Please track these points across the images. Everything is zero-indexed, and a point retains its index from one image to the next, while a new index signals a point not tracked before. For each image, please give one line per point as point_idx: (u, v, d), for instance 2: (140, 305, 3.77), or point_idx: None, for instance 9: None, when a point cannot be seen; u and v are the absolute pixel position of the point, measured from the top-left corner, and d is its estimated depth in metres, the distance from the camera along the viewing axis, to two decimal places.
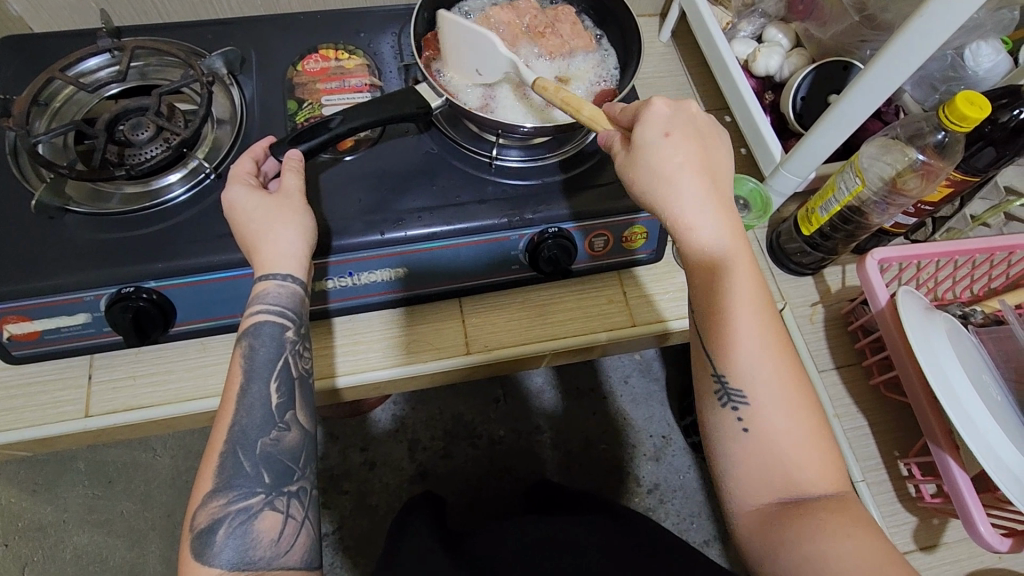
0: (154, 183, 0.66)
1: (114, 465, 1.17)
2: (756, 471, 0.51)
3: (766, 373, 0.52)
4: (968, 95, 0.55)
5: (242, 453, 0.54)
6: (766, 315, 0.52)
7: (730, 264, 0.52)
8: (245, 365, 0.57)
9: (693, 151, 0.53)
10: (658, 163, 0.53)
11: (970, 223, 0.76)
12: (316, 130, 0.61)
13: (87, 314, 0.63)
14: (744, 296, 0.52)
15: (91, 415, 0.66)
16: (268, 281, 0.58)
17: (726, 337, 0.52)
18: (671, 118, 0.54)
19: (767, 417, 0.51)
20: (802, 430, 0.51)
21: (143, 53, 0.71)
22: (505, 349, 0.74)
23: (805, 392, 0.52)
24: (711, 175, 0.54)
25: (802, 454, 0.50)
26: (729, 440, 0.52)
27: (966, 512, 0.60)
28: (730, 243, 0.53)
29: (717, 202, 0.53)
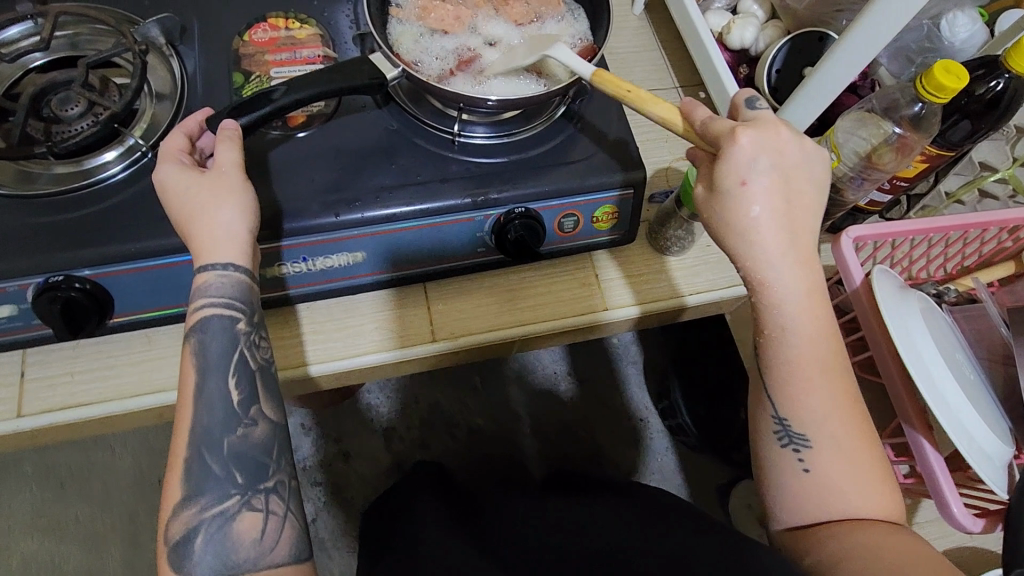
0: (86, 162, 0.61)
1: (65, 467, 1.12)
2: (811, 503, 0.53)
3: (829, 416, 0.53)
4: (946, 64, 0.52)
5: (208, 455, 0.51)
6: (830, 359, 0.53)
7: (799, 314, 0.52)
8: (196, 362, 0.53)
9: (776, 200, 0.50)
10: (736, 214, 0.51)
11: (946, 200, 0.76)
12: (257, 102, 0.55)
13: (13, 307, 0.58)
14: (810, 343, 0.53)
15: (23, 415, 0.61)
16: (208, 271, 0.54)
17: (791, 381, 0.53)
18: (757, 159, 0.50)
19: (826, 456, 0.53)
20: (861, 468, 0.53)
21: (70, 21, 0.65)
22: (473, 336, 0.71)
23: (863, 432, 0.54)
24: (792, 223, 0.51)
25: (858, 488, 0.53)
26: (784, 473, 0.55)
27: (939, 493, 0.59)
28: (802, 294, 0.52)
29: (797, 253, 0.52)
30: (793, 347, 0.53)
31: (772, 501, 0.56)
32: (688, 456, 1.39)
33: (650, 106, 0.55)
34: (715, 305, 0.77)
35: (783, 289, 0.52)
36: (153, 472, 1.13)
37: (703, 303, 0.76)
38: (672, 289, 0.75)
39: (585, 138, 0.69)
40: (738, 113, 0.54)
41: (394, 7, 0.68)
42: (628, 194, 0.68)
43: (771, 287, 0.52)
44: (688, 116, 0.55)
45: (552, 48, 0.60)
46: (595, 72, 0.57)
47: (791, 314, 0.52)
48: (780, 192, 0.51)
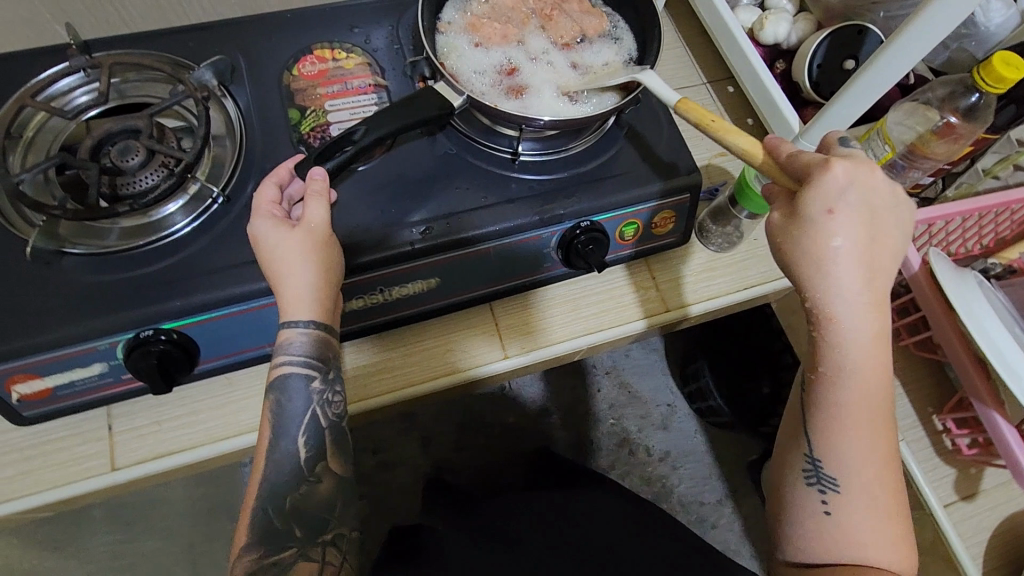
0: (154, 214, 0.60)
1: (130, 506, 1.11)
2: (831, 552, 0.49)
3: (866, 466, 0.49)
4: (1004, 55, 0.54)
5: (272, 511, 0.53)
6: (884, 411, 0.48)
7: (861, 359, 0.47)
8: (273, 420, 0.54)
9: (860, 238, 0.46)
10: (816, 243, 0.46)
11: (982, 176, 0.77)
12: (341, 144, 0.57)
13: (103, 364, 0.58)
14: (866, 391, 0.47)
15: (117, 468, 0.62)
16: (290, 329, 0.54)
17: (835, 426, 0.48)
18: (850, 190, 0.45)
19: (857, 508, 0.49)
20: (890, 526, 0.49)
21: (120, 69, 0.65)
22: (545, 349, 0.73)
23: (898, 489, 0.49)
24: (870, 265, 0.46)
25: (881, 546, 0.48)
26: (805, 514, 0.51)
27: (1015, 462, 0.62)
28: (870, 340, 0.47)
29: (871, 296, 0.46)
30: (847, 393, 0.47)
31: (787, 538, 0.52)
32: (718, 436, 1.41)
33: (730, 136, 0.52)
34: (717, 311, 0.77)
35: (850, 331, 0.46)
36: (208, 503, 1.13)
37: (704, 312, 0.76)
38: (726, 285, 0.77)
39: (635, 147, 0.70)
40: (828, 150, 0.51)
41: (442, 23, 0.68)
42: (685, 197, 0.70)
43: (837, 326, 0.46)
44: (769, 152, 0.51)
45: (642, 73, 0.62)
46: (680, 101, 0.56)
47: (852, 358, 0.47)
48: (864, 229, 0.46)
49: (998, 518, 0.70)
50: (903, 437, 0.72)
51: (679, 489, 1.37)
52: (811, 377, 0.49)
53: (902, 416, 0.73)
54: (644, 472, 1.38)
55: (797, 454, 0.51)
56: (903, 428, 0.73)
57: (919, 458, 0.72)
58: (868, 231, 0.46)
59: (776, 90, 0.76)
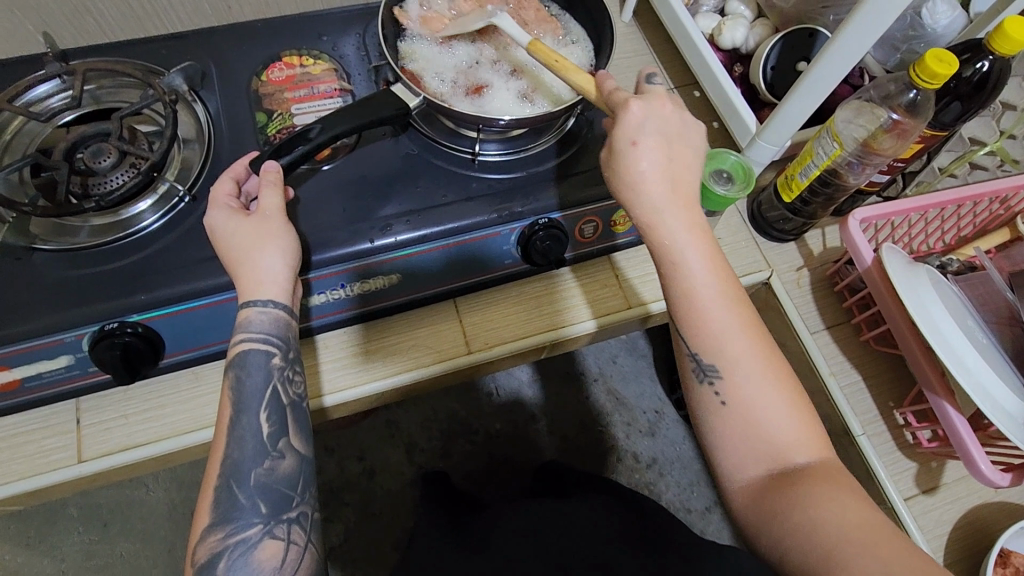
0: (123, 212, 0.62)
1: (108, 507, 1.13)
2: (744, 446, 0.51)
3: (739, 348, 0.52)
4: (937, 52, 0.56)
5: (236, 486, 0.52)
6: (732, 294, 0.53)
7: (692, 252, 0.52)
8: (233, 398, 0.55)
9: (659, 156, 0.52)
10: (625, 169, 0.52)
11: (939, 175, 0.80)
12: (295, 142, 0.60)
13: (70, 357, 0.60)
14: (709, 279, 0.52)
15: (84, 460, 0.63)
16: (250, 308, 0.56)
17: (699, 322, 0.52)
18: (644, 122, 0.52)
19: (748, 389, 0.51)
20: (779, 398, 0.51)
21: (95, 76, 0.68)
22: (507, 346, 0.74)
23: (774, 359, 0.53)
24: (673, 172, 0.53)
25: (780, 418, 0.51)
26: (710, 415, 0.53)
27: (966, 452, 0.64)
28: (693, 237, 0.52)
29: (680, 197, 0.53)
30: (692, 288, 0.52)
31: (714, 454, 0.53)
32: None
33: (570, 76, 0.58)
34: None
35: (672, 230, 0.52)
36: (190, 505, 1.14)
37: (668, 309, 0.78)
38: None
39: (593, 150, 0.72)
40: (638, 89, 0.58)
41: (399, 8, 0.70)
42: None
43: (662, 232, 0.52)
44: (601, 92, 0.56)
45: (498, 17, 0.62)
46: (529, 43, 0.59)
47: (684, 252, 0.52)
48: (661, 148, 0.53)
49: (959, 511, 0.71)
50: (864, 431, 0.72)
51: (666, 496, 1.36)
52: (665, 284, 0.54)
53: (862, 411, 0.74)
54: (629, 479, 1.37)
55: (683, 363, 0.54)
56: (865, 423, 0.73)
57: (880, 452, 0.72)
58: (664, 148, 0.52)
59: (735, 91, 0.77)
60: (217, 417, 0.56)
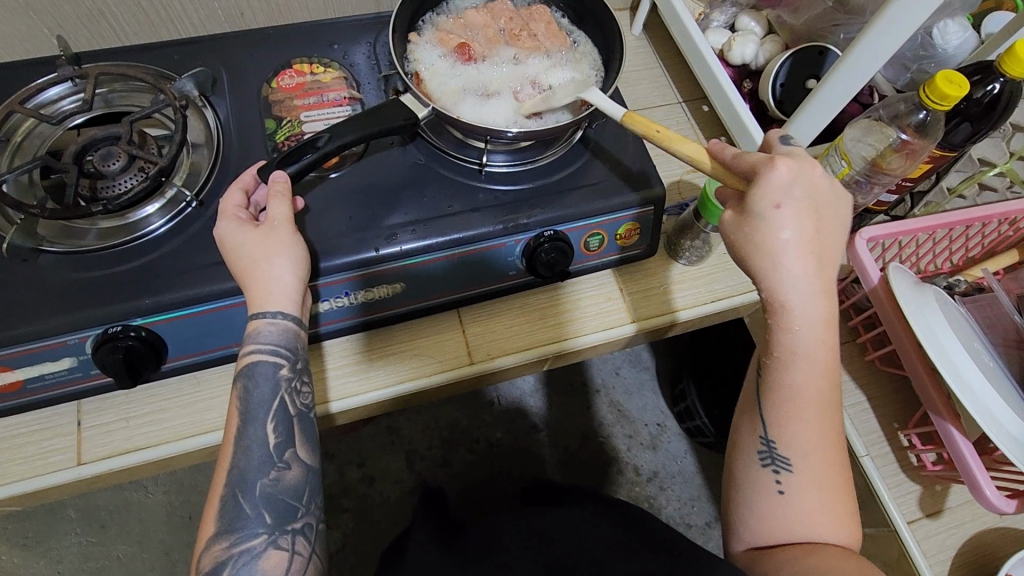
0: (130, 216, 0.63)
1: (105, 509, 1.12)
2: (779, 530, 0.53)
3: (814, 447, 0.53)
4: (947, 73, 0.56)
5: (241, 495, 0.52)
6: (830, 395, 0.52)
7: (813, 344, 0.51)
8: (241, 407, 0.55)
9: (806, 229, 0.50)
10: (765, 236, 0.50)
11: (948, 195, 0.81)
12: (303, 150, 0.60)
13: (72, 359, 0.60)
14: (816, 374, 0.52)
15: (84, 463, 0.63)
16: (259, 319, 0.56)
17: (788, 409, 0.52)
18: (794, 188, 0.49)
19: (806, 483, 0.52)
20: (831, 501, 0.53)
21: (107, 80, 0.68)
22: (509, 359, 0.73)
23: (841, 467, 0.53)
24: (817, 254, 0.50)
25: (827, 517, 0.52)
26: (760, 496, 0.54)
27: (972, 478, 0.63)
28: (820, 325, 0.51)
29: (820, 284, 0.50)
30: (797, 378, 0.52)
31: (740, 517, 0.55)
32: (706, 457, 1.40)
33: (678, 146, 0.56)
34: (704, 318, 0.79)
35: (803, 318, 0.50)
36: (189, 509, 1.14)
37: (694, 318, 0.77)
38: (694, 297, 0.78)
39: (601, 162, 0.72)
40: (770, 148, 0.55)
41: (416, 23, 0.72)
42: (650, 210, 0.71)
43: (793, 314, 0.50)
44: (715, 154, 0.55)
45: (588, 90, 0.63)
46: (626, 114, 0.59)
47: (805, 342, 0.51)
48: (811, 220, 0.50)
49: (962, 537, 0.70)
50: (867, 452, 0.72)
51: (667, 511, 1.35)
52: (767, 362, 0.53)
53: (866, 431, 0.73)
54: (629, 492, 1.35)
55: (752, 437, 0.55)
56: (869, 443, 0.73)
57: (883, 474, 0.71)
58: (814, 225, 0.50)
59: (743, 104, 0.77)
60: (226, 424, 0.56)
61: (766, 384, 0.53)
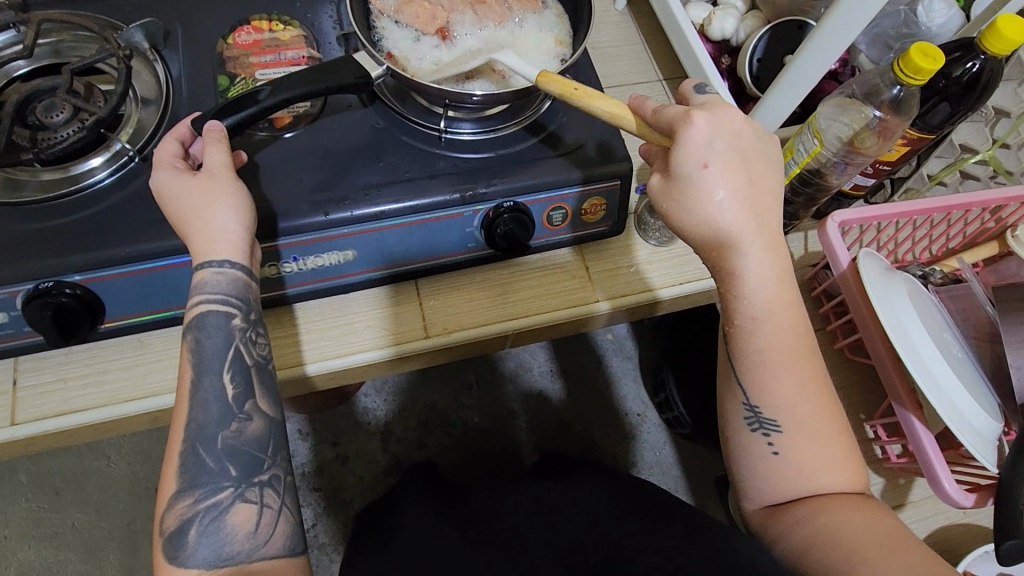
0: (74, 169, 0.60)
1: (60, 475, 1.11)
2: (786, 484, 0.54)
3: (796, 398, 0.54)
4: (923, 46, 0.53)
5: (202, 449, 0.51)
6: (796, 343, 0.53)
7: (768, 303, 0.53)
8: (193, 360, 0.53)
9: (736, 185, 0.50)
10: (696, 197, 0.50)
11: (927, 182, 0.78)
12: (243, 103, 0.56)
13: (3, 314, 0.58)
14: (782, 331, 0.53)
15: (17, 423, 0.61)
16: (205, 269, 0.54)
17: (763, 372, 0.53)
18: (715, 143, 0.50)
19: (796, 438, 0.54)
20: (826, 449, 0.54)
21: (53, 29, 0.65)
22: (465, 332, 0.71)
23: (833, 416, 0.54)
24: (750, 206, 0.51)
25: (826, 467, 0.53)
26: (756, 458, 0.55)
27: (931, 471, 0.61)
28: (772, 282, 0.53)
29: (756, 232, 0.52)
30: (763, 339, 0.53)
31: (746, 483, 0.56)
32: (684, 448, 1.38)
33: (596, 101, 0.54)
34: (689, 297, 0.77)
35: (754, 277, 0.52)
36: (151, 480, 1.12)
37: (675, 297, 0.76)
38: (661, 278, 0.76)
39: (568, 135, 0.70)
40: (687, 100, 0.56)
41: None
42: (616, 184, 0.69)
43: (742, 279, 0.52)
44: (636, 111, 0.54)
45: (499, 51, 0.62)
46: (541, 74, 0.57)
47: (761, 304, 0.53)
48: (739, 172, 0.51)
49: (924, 532, 0.68)
50: None
51: None
52: (732, 331, 0.54)
53: None
54: None
55: (735, 404, 0.56)
56: None
57: None
58: (743, 177, 0.51)
59: (719, 81, 0.74)
60: (179, 381, 0.54)
61: (739, 354, 0.54)
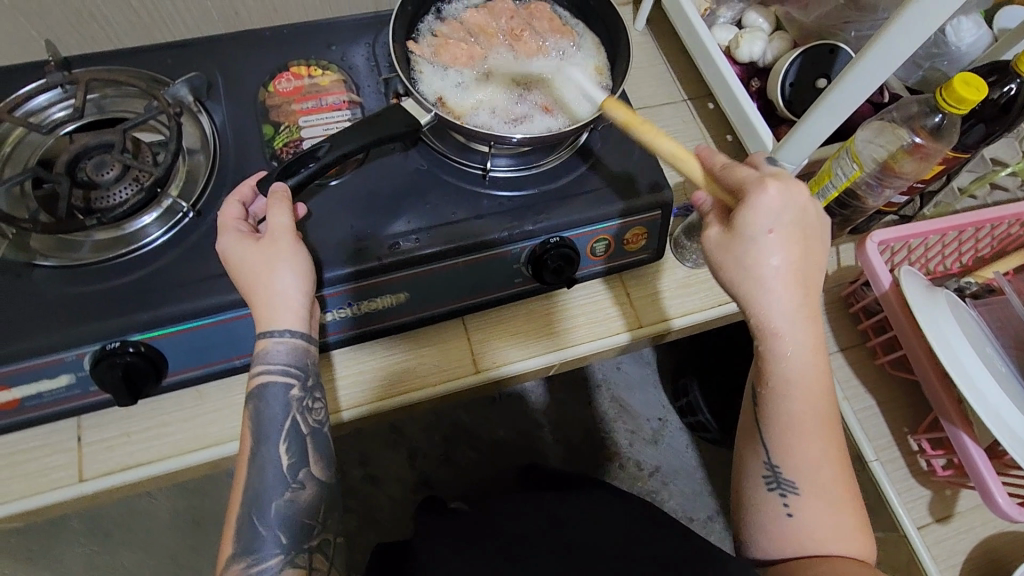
0: (127, 226, 0.61)
1: (110, 519, 1.11)
2: (794, 546, 0.54)
3: (820, 469, 0.53)
4: (965, 77, 0.55)
5: (257, 519, 0.52)
6: (829, 415, 0.52)
7: (807, 372, 0.52)
8: (253, 428, 0.54)
9: (793, 257, 0.50)
10: (753, 263, 0.50)
11: (959, 196, 0.79)
12: (303, 162, 0.58)
13: (71, 374, 0.59)
14: (815, 400, 0.52)
15: (85, 479, 0.62)
16: (268, 338, 0.55)
17: (790, 436, 0.53)
18: (782, 213, 0.49)
19: (814, 505, 0.53)
20: (844, 519, 0.53)
21: (99, 85, 0.66)
22: (516, 365, 0.73)
23: (851, 489, 0.54)
24: (803, 281, 0.51)
25: (840, 536, 0.53)
26: (770, 516, 0.55)
27: (983, 483, 0.62)
28: (812, 351, 0.51)
29: (805, 303, 0.51)
30: (797, 404, 0.52)
31: (754, 538, 0.56)
32: (709, 450, 1.39)
33: (660, 139, 0.54)
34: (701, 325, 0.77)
35: (793, 346, 0.51)
36: (192, 513, 1.13)
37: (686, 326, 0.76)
38: (701, 301, 0.77)
39: (607, 166, 0.71)
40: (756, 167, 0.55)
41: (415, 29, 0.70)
42: (656, 214, 0.70)
43: (783, 342, 0.51)
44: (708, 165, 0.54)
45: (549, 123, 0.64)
46: (606, 101, 0.57)
47: (799, 372, 0.51)
48: (797, 245, 0.50)
49: (972, 541, 0.70)
50: (877, 457, 0.71)
51: (669, 505, 1.35)
52: (765, 391, 0.53)
53: (876, 436, 0.72)
54: (632, 487, 1.36)
55: (757, 460, 0.55)
56: (878, 449, 0.72)
57: (893, 480, 0.71)
58: (802, 251, 0.50)
59: (749, 104, 0.76)
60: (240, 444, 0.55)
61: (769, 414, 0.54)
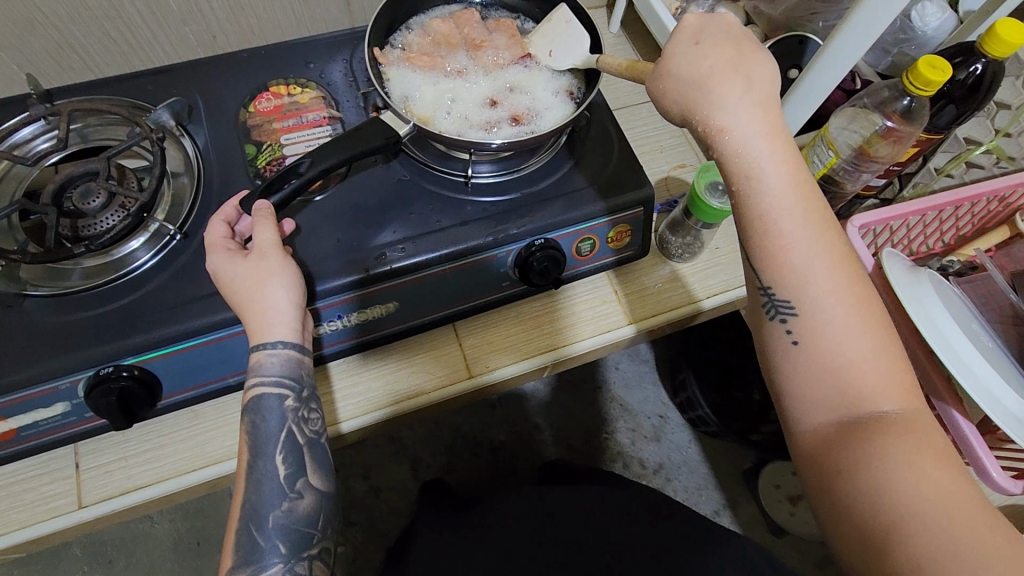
0: (116, 252, 0.62)
1: (110, 544, 1.12)
2: (821, 386, 0.45)
3: (817, 277, 0.46)
4: (930, 59, 0.56)
5: (256, 530, 0.52)
6: (810, 217, 0.47)
7: (770, 166, 0.47)
8: (250, 442, 0.54)
9: (726, 56, 0.50)
10: (683, 70, 0.50)
11: (936, 176, 0.82)
12: (286, 178, 0.59)
13: (65, 403, 0.59)
14: (789, 198, 0.47)
15: (86, 505, 0.62)
16: (261, 351, 0.55)
17: (769, 242, 0.47)
18: (704, 30, 0.51)
19: (820, 324, 0.45)
20: (865, 337, 0.45)
21: (80, 115, 0.67)
22: (508, 368, 0.73)
23: (867, 304, 0.46)
24: (744, 82, 0.49)
25: (867, 362, 0.44)
26: (782, 356, 0.47)
27: (978, 459, 0.64)
28: (769, 144, 0.48)
29: (749, 102, 0.49)
30: (768, 201, 0.47)
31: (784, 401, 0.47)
32: (710, 444, 1.40)
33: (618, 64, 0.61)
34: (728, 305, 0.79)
35: (744, 136, 0.48)
36: (196, 535, 1.13)
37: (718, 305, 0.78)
38: (690, 294, 0.78)
39: (587, 166, 0.72)
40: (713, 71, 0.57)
41: (387, 45, 0.71)
42: (639, 211, 0.71)
43: (730, 137, 0.48)
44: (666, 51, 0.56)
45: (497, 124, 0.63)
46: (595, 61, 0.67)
47: (760, 163, 0.47)
48: (731, 51, 0.50)
49: None
50: None
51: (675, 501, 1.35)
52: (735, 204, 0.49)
53: None
54: None
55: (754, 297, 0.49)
56: None
57: None
58: (734, 53, 0.50)
59: None
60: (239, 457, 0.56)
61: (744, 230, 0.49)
